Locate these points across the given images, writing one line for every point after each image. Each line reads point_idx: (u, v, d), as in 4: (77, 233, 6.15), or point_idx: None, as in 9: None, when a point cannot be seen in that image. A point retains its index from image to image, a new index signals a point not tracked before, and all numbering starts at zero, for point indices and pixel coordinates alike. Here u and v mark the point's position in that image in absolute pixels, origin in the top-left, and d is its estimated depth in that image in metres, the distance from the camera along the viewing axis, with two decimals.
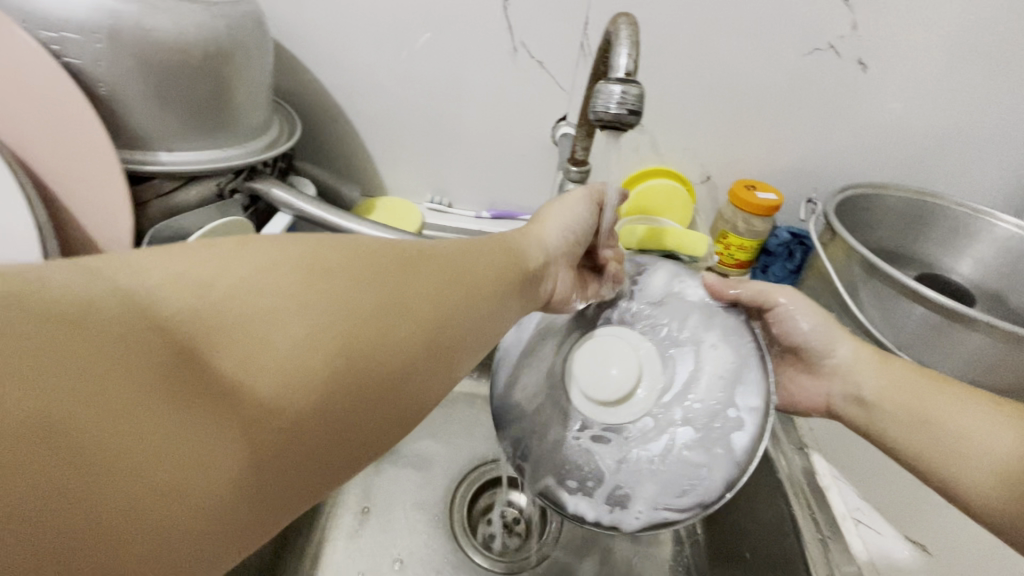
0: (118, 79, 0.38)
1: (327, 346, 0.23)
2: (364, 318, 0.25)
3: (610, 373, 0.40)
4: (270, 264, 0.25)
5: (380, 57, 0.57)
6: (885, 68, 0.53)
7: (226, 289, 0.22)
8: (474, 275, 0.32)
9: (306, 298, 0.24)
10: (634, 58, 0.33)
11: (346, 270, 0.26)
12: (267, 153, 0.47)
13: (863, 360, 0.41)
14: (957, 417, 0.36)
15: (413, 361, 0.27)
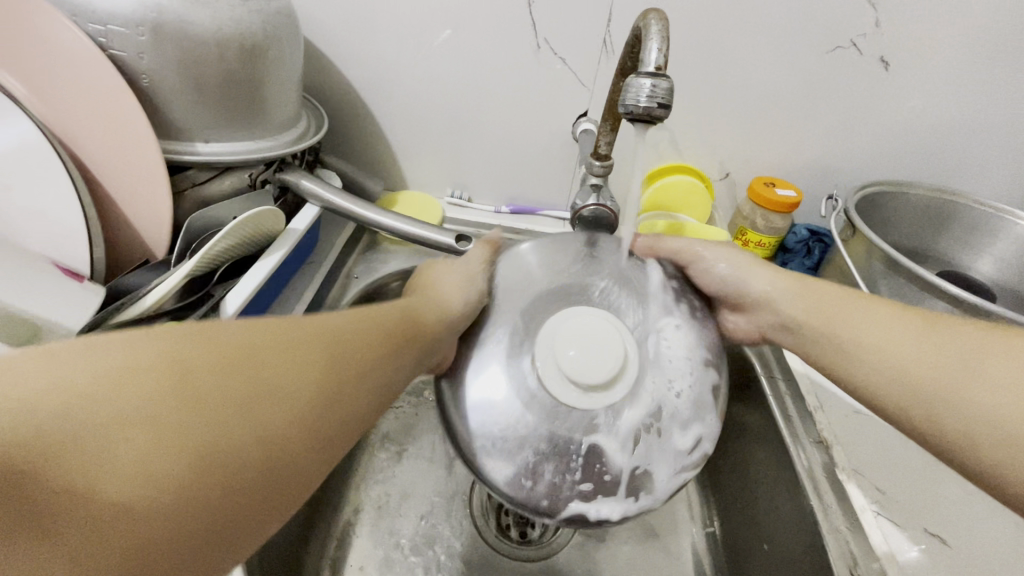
0: (160, 72, 0.39)
1: (191, 454, 0.21)
2: (235, 414, 0.23)
3: (592, 351, 0.36)
4: (139, 352, 0.22)
5: (405, 53, 0.58)
6: (908, 67, 0.53)
7: (71, 395, 0.19)
8: (372, 346, 0.30)
9: (167, 400, 0.21)
10: (664, 53, 0.34)
11: (219, 357, 0.24)
12: (297, 146, 0.48)
13: (778, 283, 0.42)
14: (872, 324, 0.36)
15: (291, 451, 0.25)
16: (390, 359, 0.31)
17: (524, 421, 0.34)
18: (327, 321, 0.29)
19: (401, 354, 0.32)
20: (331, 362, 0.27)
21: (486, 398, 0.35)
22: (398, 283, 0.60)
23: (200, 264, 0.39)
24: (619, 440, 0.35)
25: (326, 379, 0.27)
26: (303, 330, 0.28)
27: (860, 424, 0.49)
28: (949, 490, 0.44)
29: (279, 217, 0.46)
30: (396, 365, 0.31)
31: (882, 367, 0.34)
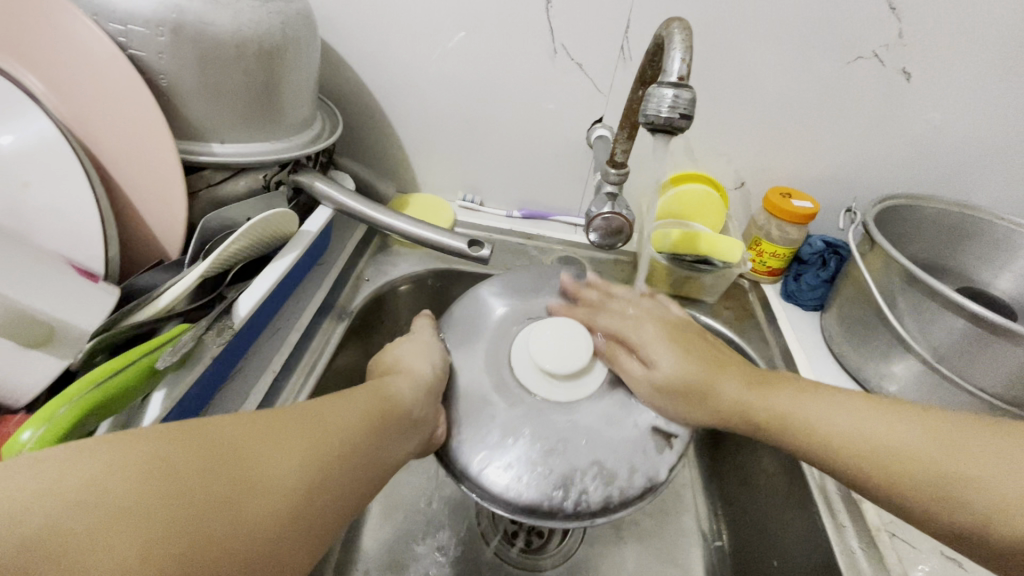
0: (178, 72, 0.39)
1: (173, 553, 0.23)
2: (214, 512, 0.25)
3: (562, 352, 0.42)
4: (126, 455, 0.24)
5: (420, 56, 0.58)
6: (931, 79, 0.52)
7: (63, 502, 0.21)
8: (346, 432, 0.33)
9: (151, 502, 0.23)
10: (687, 63, 0.33)
11: (201, 457, 0.26)
12: (312, 148, 0.48)
13: (759, 385, 0.41)
14: (855, 425, 0.36)
15: (269, 544, 0.26)
16: (366, 442, 0.33)
17: (530, 436, 0.38)
18: (303, 412, 0.32)
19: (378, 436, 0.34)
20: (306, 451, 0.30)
21: (475, 436, 0.38)
22: (408, 286, 0.60)
23: (215, 265, 0.39)
24: (617, 408, 0.40)
25: (302, 469, 0.29)
26: (279, 423, 0.30)
27: None
28: None
29: (292, 220, 0.46)
30: (372, 446, 0.34)
31: (881, 471, 0.35)
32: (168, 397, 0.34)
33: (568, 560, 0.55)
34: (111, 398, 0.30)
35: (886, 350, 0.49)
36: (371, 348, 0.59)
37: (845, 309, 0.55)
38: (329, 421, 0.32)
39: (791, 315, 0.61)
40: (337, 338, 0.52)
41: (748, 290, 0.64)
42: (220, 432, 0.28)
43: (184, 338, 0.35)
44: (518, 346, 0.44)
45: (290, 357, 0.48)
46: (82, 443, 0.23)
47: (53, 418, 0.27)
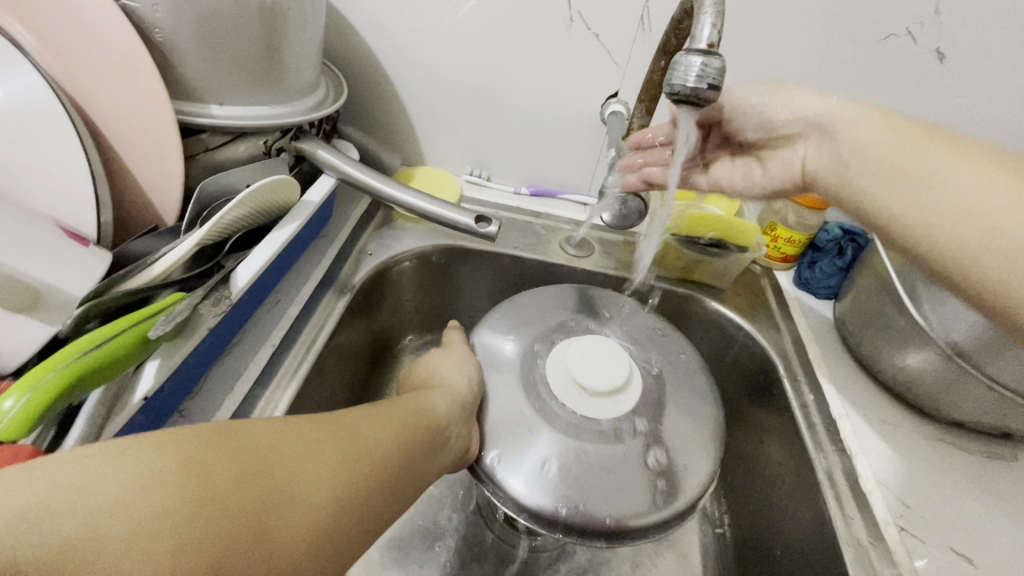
0: (174, 27, 0.37)
1: (202, 567, 0.23)
2: (251, 520, 0.25)
3: (595, 374, 0.41)
4: (173, 455, 0.24)
5: (428, 21, 0.55)
6: (965, 59, 0.49)
7: (103, 503, 0.21)
8: (381, 446, 0.32)
9: (190, 507, 0.23)
10: (717, 29, 0.31)
11: (241, 463, 0.26)
12: (315, 114, 0.46)
13: (834, 107, 0.41)
14: (880, 132, 0.38)
15: (294, 561, 0.26)
16: (404, 452, 0.33)
17: (557, 456, 0.37)
18: (346, 420, 0.32)
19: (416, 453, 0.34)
20: (345, 461, 0.30)
21: (509, 454, 0.38)
22: (412, 262, 0.59)
23: (213, 232, 0.37)
24: (644, 446, 0.39)
25: (334, 485, 0.29)
26: (320, 431, 0.30)
27: (886, 434, 0.47)
28: (970, 505, 0.43)
29: (294, 188, 0.44)
30: (410, 456, 0.34)
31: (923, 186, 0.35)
32: (163, 367, 0.33)
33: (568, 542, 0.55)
34: (101, 367, 0.29)
35: (903, 337, 0.47)
36: (373, 324, 0.58)
37: (860, 297, 0.52)
38: (370, 430, 0.32)
39: (805, 303, 0.59)
40: (339, 312, 0.50)
41: (760, 276, 0.62)
42: (259, 441, 0.28)
43: (179, 308, 0.33)
44: (553, 355, 0.44)
45: (290, 331, 0.47)
46: (124, 441, 0.24)
47: (36, 388, 0.26)
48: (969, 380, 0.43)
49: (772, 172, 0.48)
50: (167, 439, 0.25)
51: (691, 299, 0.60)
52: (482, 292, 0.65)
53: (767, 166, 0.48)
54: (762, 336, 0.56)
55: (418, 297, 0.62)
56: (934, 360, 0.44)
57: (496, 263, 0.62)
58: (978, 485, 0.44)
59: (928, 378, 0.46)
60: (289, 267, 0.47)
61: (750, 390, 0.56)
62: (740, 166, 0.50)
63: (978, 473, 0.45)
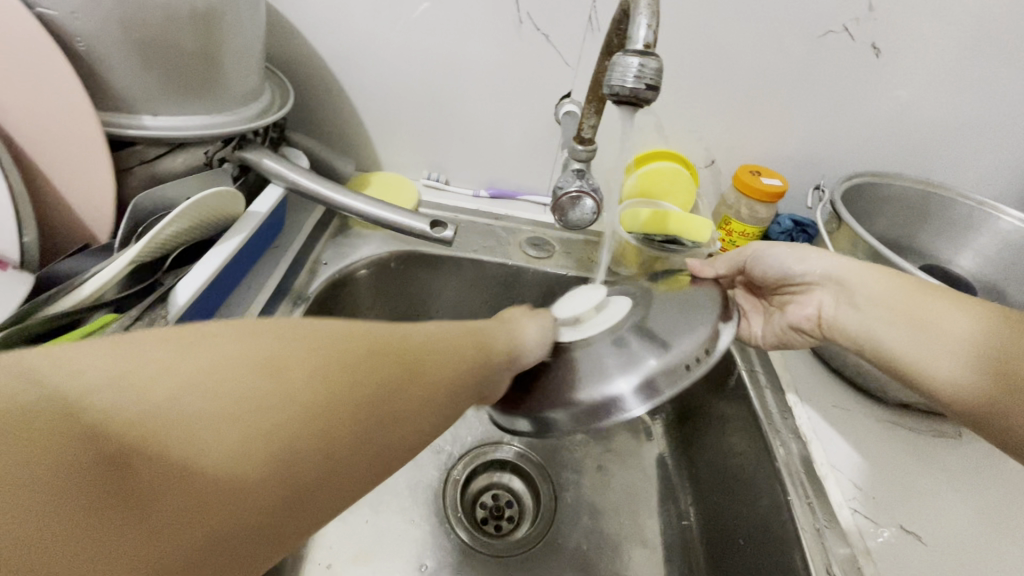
0: (99, 36, 0.35)
1: (278, 455, 0.22)
2: (330, 418, 0.24)
3: (583, 307, 0.42)
4: (249, 343, 0.23)
5: (377, 24, 0.55)
6: (898, 54, 0.51)
7: (184, 385, 0.21)
8: (450, 361, 0.30)
9: (268, 398, 0.22)
10: (653, 29, 0.31)
11: (321, 360, 0.24)
12: (259, 121, 0.44)
13: (850, 268, 0.44)
14: (916, 343, 0.39)
15: (352, 462, 0.25)
16: (472, 372, 0.32)
17: (620, 351, 0.38)
18: (418, 331, 0.30)
19: (477, 375, 0.32)
20: (415, 372, 0.28)
21: (587, 381, 0.37)
22: (370, 270, 0.58)
23: (148, 250, 0.36)
24: (662, 298, 0.41)
25: (397, 398, 0.27)
26: (394, 339, 0.28)
27: (838, 419, 0.48)
28: (921, 483, 0.44)
29: (238, 199, 0.43)
30: (477, 376, 0.32)
31: (932, 341, 0.38)
32: None
33: (538, 543, 0.55)
34: None
35: None
36: None
37: None
38: (441, 346, 0.31)
39: None
40: None
41: None
42: (339, 338, 0.26)
43: None
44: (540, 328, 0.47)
45: None
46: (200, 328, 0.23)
47: None
48: None
49: (793, 314, 0.48)
50: (246, 330, 0.24)
51: None
52: (444, 296, 0.64)
53: (790, 308, 0.48)
54: None
55: (378, 304, 0.61)
56: None
57: (456, 268, 0.61)
58: (925, 463, 0.46)
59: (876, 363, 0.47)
60: (237, 281, 0.46)
61: (710, 382, 0.57)
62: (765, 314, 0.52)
63: (928, 452, 0.47)
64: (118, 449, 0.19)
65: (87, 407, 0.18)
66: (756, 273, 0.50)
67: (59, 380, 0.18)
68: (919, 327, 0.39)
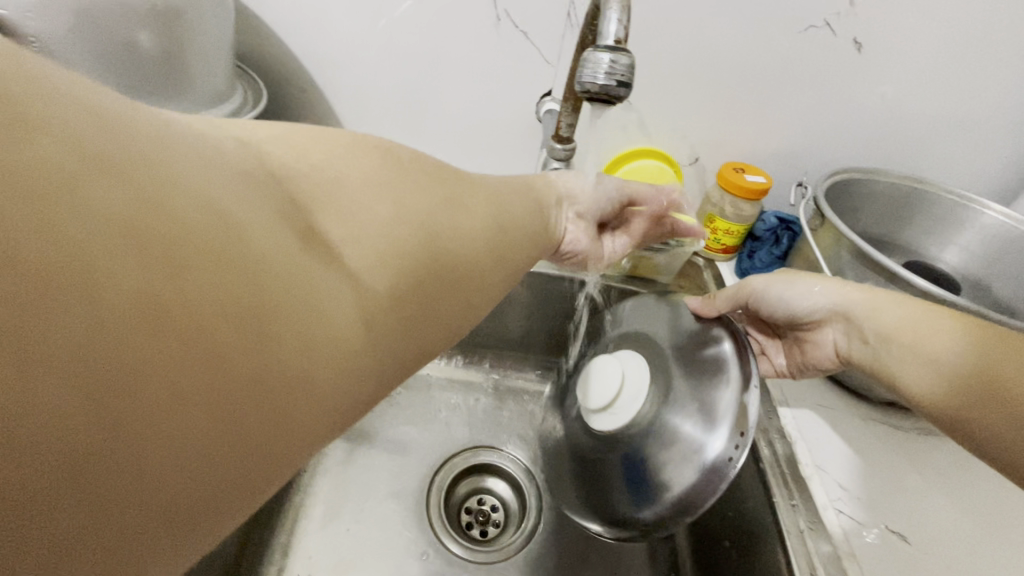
0: (53, 36, 0.34)
1: (403, 238, 0.28)
2: (430, 219, 0.31)
3: (608, 386, 0.42)
4: (361, 156, 0.31)
5: (354, 22, 0.54)
6: (880, 49, 0.51)
7: (336, 174, 0.28)
8: (504, 205, 0.38)
9: (387, 192, 0.30)
10: (625, 25, 0.30)
11: (416, 179, 0.32)
12: (229, 122, 0.43)
13: (852, 295, 0.41)
14: (914, 367, 0.37)
15: (445, 275, 0.30)
16: (522, 223, 0.39)
17: (688, 425, 0.36)
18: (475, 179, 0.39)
19: (518, 237, 0.38)
20: (487, 210, 0.36)
21: (670, 471, 0.36)
22: None
23: None
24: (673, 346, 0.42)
25: (473, 233, 0.33)
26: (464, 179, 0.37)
27: (824, 418, 0.48)
28: (906, 482, 0.44)
29: None
30: (525, 229, 0.39)
31: (932, 365, 0.36)
32: None
33: (525, 546, 0.54)
34: None
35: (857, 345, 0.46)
36: None
37: None
38: (497, 196, 0.38)
39: None
40: None
41: (703, 267, 0.62)
42: (425, 170, 0.34)
43: None
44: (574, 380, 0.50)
45: None
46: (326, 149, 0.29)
47: None
48: None
49: (812, 355, 0.45)
50: (353, 146, 0.31)
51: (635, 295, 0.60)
52: None
53: (812, 352, 0.45)
54: None
55: None
56: None
57: None
58: (910, 462, 0.45)
59: None
60: None
61: None
62: (783, 351, 0.49)
63: (913, 450, 0.46)
64: (295, 212, 0.24)
65: (274, 170, 0.25)
66: (760, 309, 0.46)
67: (247, 150, 0.25)
68: (921, 354, 0.36)
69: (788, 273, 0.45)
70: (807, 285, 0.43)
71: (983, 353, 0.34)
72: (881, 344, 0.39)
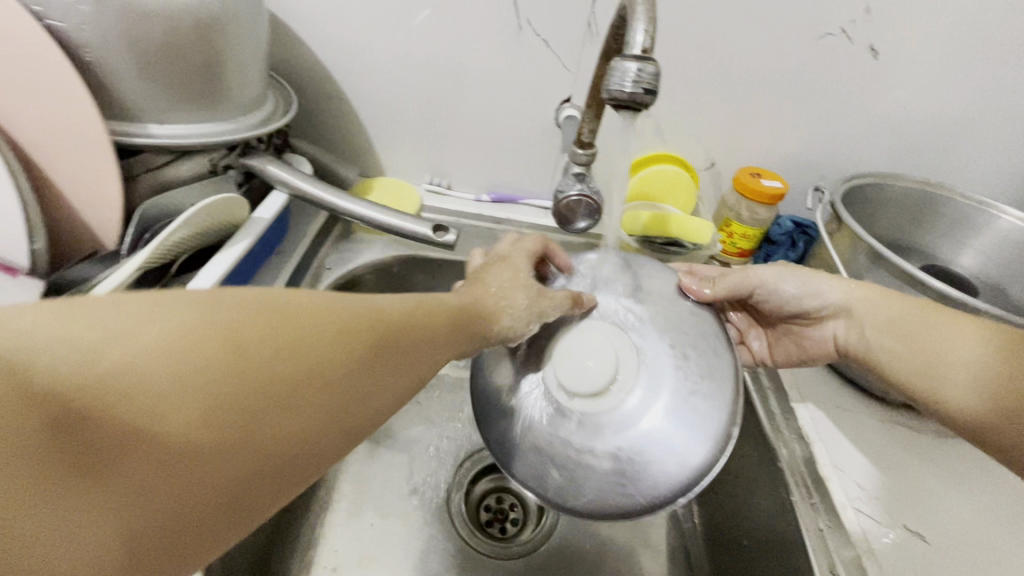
0: (104, 46, 0.36)
1: (228, 442, 0.22)
2: (278, 398, 0.23)
3: (593, 373, 0.37)
4: (204, 316, 0.22)
5: (380, 32, 0.55)
6: (896, 56, 0.52)
7: (147, 351, 0.20)
8: (414, 328, 0.30)
9: (223, 373, 0.22)
10: (650, 35, 0.32)
11: (270, 331, 0.24)
12: (263, 129, 0.45)
13: (855, 292, 0.43)
14: (917, 368, 0.39)
15: (299, 454, 0.24)
16: (442, 349, 0.32)
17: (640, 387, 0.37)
18: (382, 303, 0.30)
19: (441, 363, 0.32)
20: (386, 356, 0.28)
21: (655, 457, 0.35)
22: (373, 274, 0.58)
23: (155, 256, 0.37)
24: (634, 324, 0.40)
25: (347, 388, 0.26)
26: (350, 318, 0.27)
27: (841, 420, 0.48)
28: (924, 483, 0.44)
29: (243, 207, 0.43)
30: (442, 354, 0.32)
31: (937, 369, 0.37)
32: None
33: (546, 541, 0.55)
34: None
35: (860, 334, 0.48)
36: None
37: None
38: (415, 322, 0.31)
39: None
40: None
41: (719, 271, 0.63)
42: (293, 305, 0.26)
43: None
44: (527, 388, 0.39)
45: None
46: (160, 292, 0.22)
47: None
48: None
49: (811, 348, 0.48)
50: (174, 296, 0.22)
51: None
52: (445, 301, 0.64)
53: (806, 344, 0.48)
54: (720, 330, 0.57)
55: None
56: None
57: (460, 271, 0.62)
58: (928, 463, 0.46)
59: None
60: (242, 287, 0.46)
61: None
62: (777, 341, 0.51)
63: (931, 451, 0.47)
64: (61, 430, 0.18)
65: (37, 371, 0.18)
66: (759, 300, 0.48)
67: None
68: (925, 357, 0.38)
69: (791, 265, 0.46)
70: (810, 278, 0.45)
71: (987, 357, 0.36)
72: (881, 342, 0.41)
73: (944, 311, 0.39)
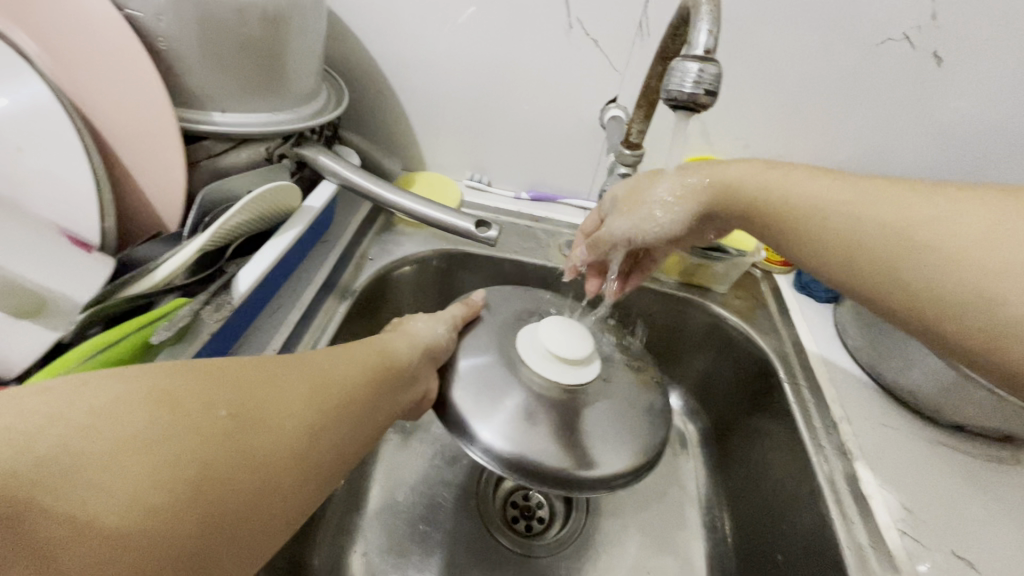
0: (178, 35, 0.37)
1: (182, 491, 0.23)
2: (227, 442, 0.26)
3: (566, 347, 0.42)
4: (135, 389, 0.24)
5: (430, 28, 0.56)
6: (963, 64, 0.49)
7: (87, 422, 0.22)
8: (346, 377, 0.34)
9: (168, 430, 0.24)
10: (714, 35, 0.31)
11: (204, 389, 0.27)
12: (317, 121, 0.46)
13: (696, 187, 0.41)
14: (919, 256, 0.31)
15: (259, 498, 0.26)
16: (371, 392, 0.35)
17: (608, 399, 0.43)
18: (304, 354, 0.33)
19: (378, 406, 0.35)
20: (322, 396, 0.31)
21: (611, 452, 0.40)
22: (413, 266, 0.59)
23: (214, 238, 0.38)
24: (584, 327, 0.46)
25: (294, 424, 0.29)
26: (274, 367, 0.31)
27: (887, 438, 0.47)
28: (972, 511, 0.42)
29: (296, 194, 0.44)
30: (373, 399, 0.35)
31: (936, 254, 0.30)
32: None
33: (576, 539, 0.55)
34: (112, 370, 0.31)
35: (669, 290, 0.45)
36: (374, 327, 0.58)
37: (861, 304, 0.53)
38: (340, 367, 0.34)
39: (804, 306, 0.60)
40: (339, 317, 0.50)
41: (760, 280, 0.63)
42: (224, 368, 0.29)
43: (181, 313, 0.35)
44: (495, 381, 0.41)
45: (291, 335, 0.46)
46: (87, 375, 0.24)
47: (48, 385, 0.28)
48: (970, 384, 0.43)
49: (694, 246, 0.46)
50: (107, 376, 0.24)
51: (690, 303, 0.60)
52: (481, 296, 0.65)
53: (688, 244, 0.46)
54: (762, 339, 0.56)
55: (420, 301, 0.63)
56: (936, 366, 0.45)
57: (497, 268, 0.62)
58: (980, 488, 0.44)
59: (932, 385, 0.46)
60: (290, 271, 0.47)
61: (748, 395, 0.57)
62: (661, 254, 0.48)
63: (983, 476, 0.45)
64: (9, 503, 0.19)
65: None
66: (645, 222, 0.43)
67: None
68: (909, 236, 0.31)
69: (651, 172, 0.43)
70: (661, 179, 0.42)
71: (967, 220, 0.30)
72: (831, 219, 0.35)
73: (886, 181, 0.34)
